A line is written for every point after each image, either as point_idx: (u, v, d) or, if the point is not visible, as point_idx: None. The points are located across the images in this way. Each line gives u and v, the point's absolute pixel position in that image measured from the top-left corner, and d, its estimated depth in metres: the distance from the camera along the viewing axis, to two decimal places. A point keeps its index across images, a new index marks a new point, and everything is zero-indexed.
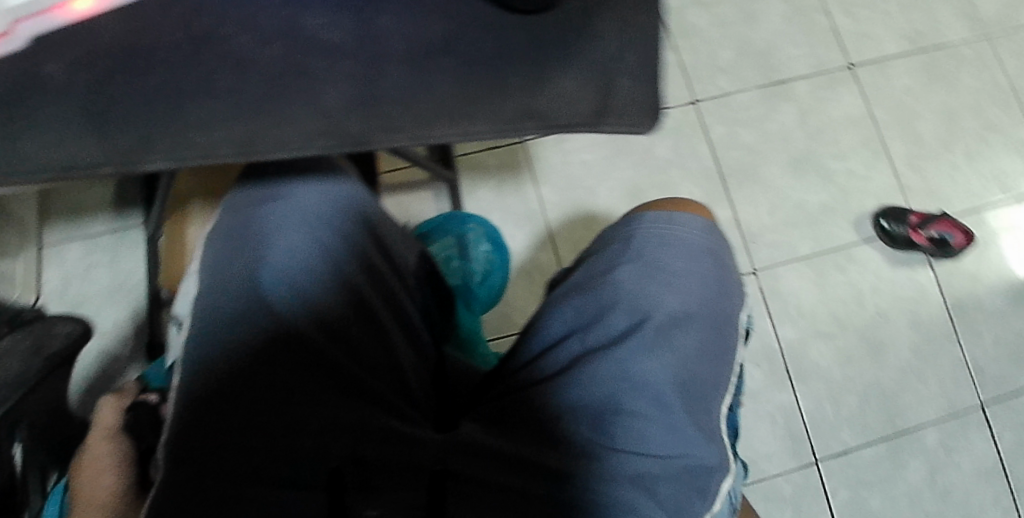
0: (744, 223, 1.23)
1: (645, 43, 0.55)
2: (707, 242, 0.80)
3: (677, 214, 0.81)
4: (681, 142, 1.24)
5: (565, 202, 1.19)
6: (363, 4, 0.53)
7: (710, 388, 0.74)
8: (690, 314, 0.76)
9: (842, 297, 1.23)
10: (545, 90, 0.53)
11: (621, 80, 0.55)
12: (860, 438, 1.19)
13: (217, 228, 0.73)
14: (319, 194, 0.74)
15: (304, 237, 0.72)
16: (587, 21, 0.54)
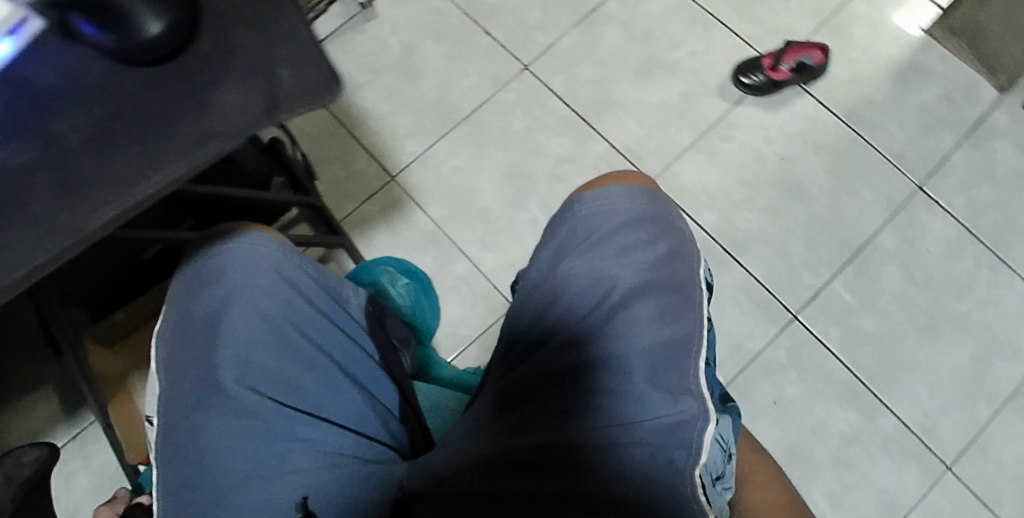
0: (622, 145, 1.26)
1: (292, 24, 0.54)
2: (648, 207, 0.75)
3: (614, 187, 0.76)
4: (531, 106, 1.27)
5: (456, 210, 1.24)
6: (24, 116, 0.52)
7: (676, 345, 0.68)
8: (647, 281, 0.71)
9: (742, 162, 1.25)
10: (217, 108, 0.53)
11: (286, 67, 0.54)
12: (824, 275, 1.20)
13: (170, 316, 0.69)
14: (254, 263, 0.70)
15: (251, 313, 0.68)
16: (224, 29, 0.54)
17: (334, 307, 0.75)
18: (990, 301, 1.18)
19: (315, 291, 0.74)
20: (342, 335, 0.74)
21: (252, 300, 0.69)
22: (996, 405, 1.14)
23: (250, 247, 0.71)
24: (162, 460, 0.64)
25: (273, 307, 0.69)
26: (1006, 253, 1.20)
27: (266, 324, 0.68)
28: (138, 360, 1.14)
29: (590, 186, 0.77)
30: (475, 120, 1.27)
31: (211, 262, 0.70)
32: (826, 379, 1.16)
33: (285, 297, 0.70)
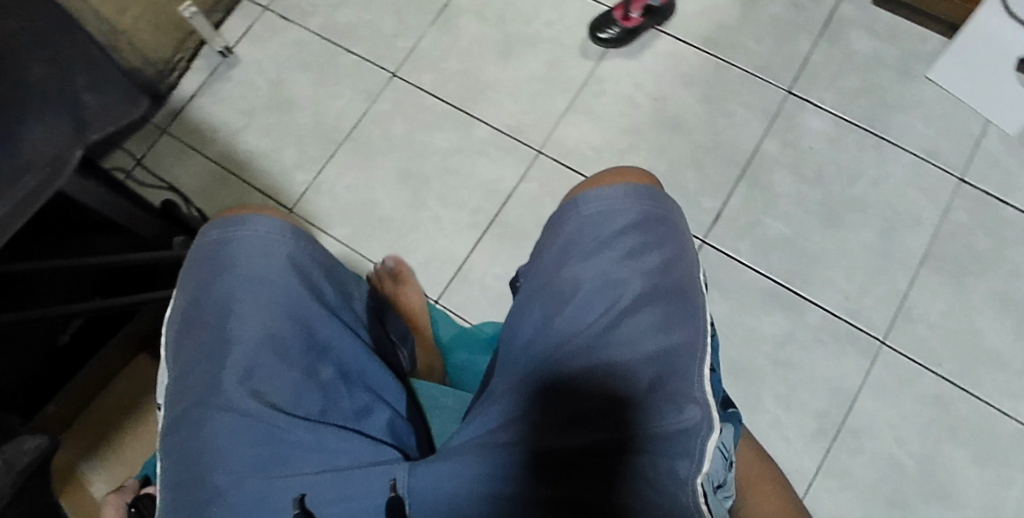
0: (503, 124, 1.29)
1: (79, 50, 0.63)
2: (655, 211, 0.75)
3: (616, 187, 0.76)
4: (407, 110, 1.32)
5: (359, 225, 1.26)
6: None
7: (681, 352, 0.68)
8: (652, 289, 0.72)
9: (619, 111, 1.29)
10: (32, 139, 0.61)
11: (87, 91, 0.64)
12: (721, 195, 1.23)
13: (176, 319, 0.76)
14: (257, 274, 0.76)
15: (253, 329, 0.74)
16: (14, 72, 0.60)
17: (336, 312, 0.80)
18: (881, 178, 1.22)
19: (321, 297, 0.79)
20: (348, 336, 0.79)
21: (251, 316, 0.74)
22: (911, 272, 1.17)
23: (249, 251, 0.77)
24: (167, 455, 0.71)
25: (275, 323, 0.74)
26: (884, 130, 1.25)
27: (267, 330, 0.74)
28: (86, 447, 1.13)
29: (591, 186, 0.78)
30: (358, 135, 1.31)
31: (221, 252, 0.77)
32: (748, 291, 1.19)
33: (287, 302, 0.76)
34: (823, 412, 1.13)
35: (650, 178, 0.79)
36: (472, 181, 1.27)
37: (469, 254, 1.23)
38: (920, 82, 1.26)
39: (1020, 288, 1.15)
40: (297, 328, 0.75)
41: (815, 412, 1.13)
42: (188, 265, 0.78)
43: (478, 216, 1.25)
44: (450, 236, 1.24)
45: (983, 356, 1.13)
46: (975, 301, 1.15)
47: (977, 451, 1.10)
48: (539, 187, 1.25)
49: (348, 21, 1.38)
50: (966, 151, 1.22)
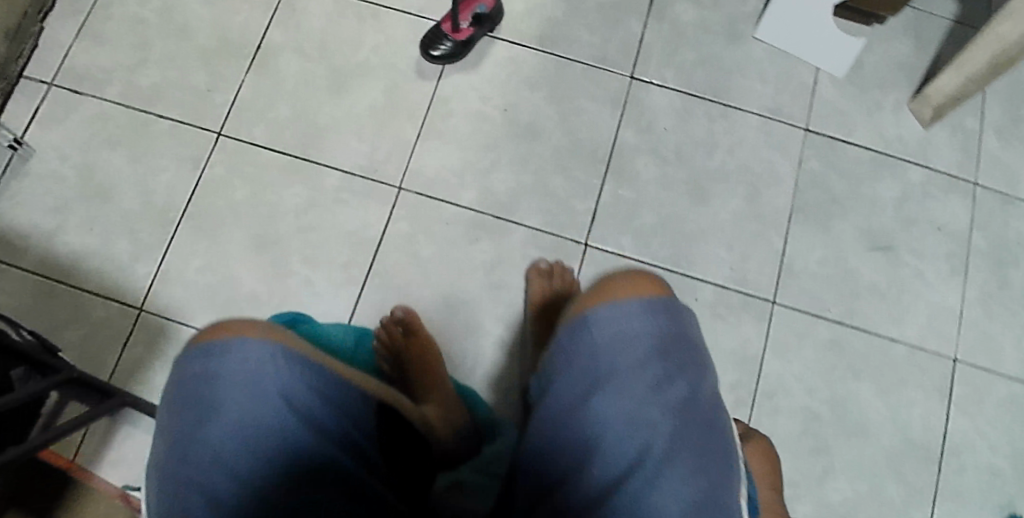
0: (354, 166, 1.21)
1: None
2: (673, 334, 0.70)
3: (632, 301, 0.70)
4: (245, 171, 1.20)
5: (222, 309, 1.14)
6: None
7: (723, 497, 0.64)
8: (682, 425, 0.66)
9: (471, 130, 1.23)
10: None
11: None
12: (594, 193, 1.21)
13: (156, 485, 0.62)
14: (250, 424, 0.63)
15: (252, 493, 0.61)
16: None
17: (340, 453, 0.68)
18: (735, 145, 1.25)
19: (325, 442, 0.67)
20: (354, 489, 0.67)
21: (245, 475, 0.61)
22: (783, 230, 1.21)
23: (239, 399, 0.63)
24: None
25: (275, 478, 0.62)
26: (729, 96, 1.27)
27: (267, 491, 0.61)
28: None
29: (600, 299, 0.71)
30: (194, 208, 1.18)
31: (205, 391, 0.64)
32: None
33: (290, 453, 0.63)
34: (736, 383, 1.15)
35: (663, 282, 0.74)
36: (336, 234, 1.18)
37: (352, 313, 1.14)
38: (750, 43, 1.30)
39: (878, 222, 1.23)
40: (299, 483, 0.63)
41: (728, 384, 1.15)
42: (174, 405, 0.65)
43: (350, 270, 1.16)
44: (326, 298, 1.15)
45: (863, 292, 1.20)
46: (845, 243, 1.21)
47: (877, 382, 1.16)
48: (409, 225, 1.18)
49: (152, 83, 1.24)
50: (804, 102, 1.28)
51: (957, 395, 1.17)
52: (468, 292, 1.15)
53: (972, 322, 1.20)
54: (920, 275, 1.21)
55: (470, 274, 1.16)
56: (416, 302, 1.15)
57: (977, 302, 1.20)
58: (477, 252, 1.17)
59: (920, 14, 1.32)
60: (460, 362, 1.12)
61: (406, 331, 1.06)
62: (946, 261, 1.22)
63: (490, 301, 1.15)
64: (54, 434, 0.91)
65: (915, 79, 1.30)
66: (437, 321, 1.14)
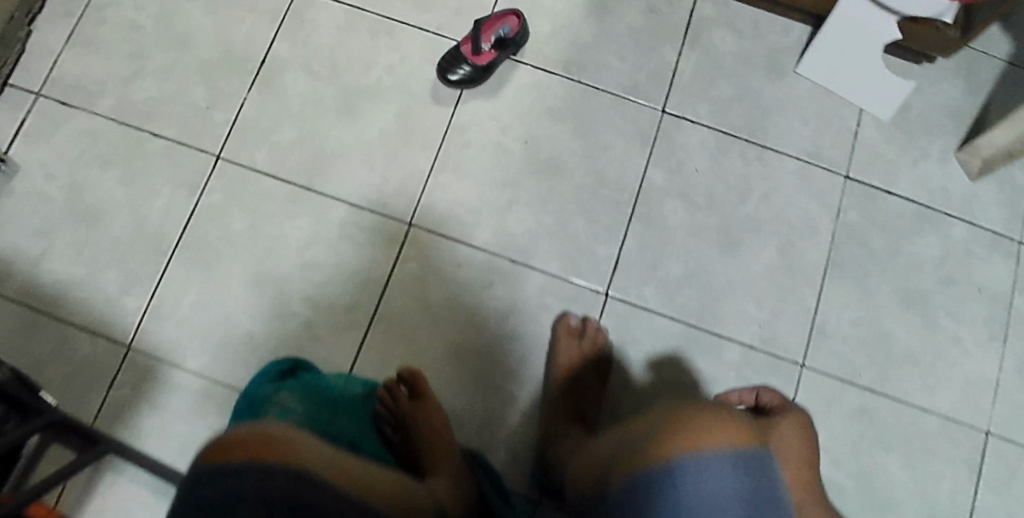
0: (362, 198, 1.12)
1: None
2: (762, 493, 0.66)
3: (718, 454, 0.68)
4: (245, 198, 1.11)
5: (217, 350, 1.07)
6: None
7: None
8: None
9: (489, 163, 1.15)
10: None
11: None
12: (618, 238, 1.13)
13: None
14: None
15: None
16: None
17: None
18: (770, 191, 1.16)
19: None
20: None
21: None
22: (816, 287, 1.14)
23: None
24: None
25: None
26: (766, 138, 1.19)
27: None
28: None
29: (686, 447, 0.68)
30: (189, 238, 1.10)
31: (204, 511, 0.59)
32: (663, 341, 1.10)
33: None
34: None
35: (751, 432, 0.71)
36: (340, 273, 1.10)
37: (353, 362, 1.07)
38: (791, 79, 1.21)
39: (917, 281, 1.16)
40: None
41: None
42: None
43: (355, 313, 1.08)
44: (328, 344, 1.07)
45: (896, 357, 1.13)
46: (880, 303, 1.14)
47: (906, 454, 1.10)
48: (419, 266, 1.10)
49: (148, 98, 1.15)
50: (846, 146, 1.19)
51: (989, 472, 1.10)
52: (479, 343, 1.08)
53: (1007, 394, 1.13)
54: (957, 341, 1.14)
55: (482, 323, 1.09)
56: (424, 353, 1.07)
57: (1016, 372, 1.14)
58: (490, 300, 1.10)
59: (974, 54, 1.23)
60: (466, 420, 1.05)
61: (413, 394, 1.00)
62: (985, 326, 1.15)
63: (501, 354, 1.08)
64: (43, 486, 0.87)
65: (964, 126, 1.21)
66: (445, 374, 1.06)
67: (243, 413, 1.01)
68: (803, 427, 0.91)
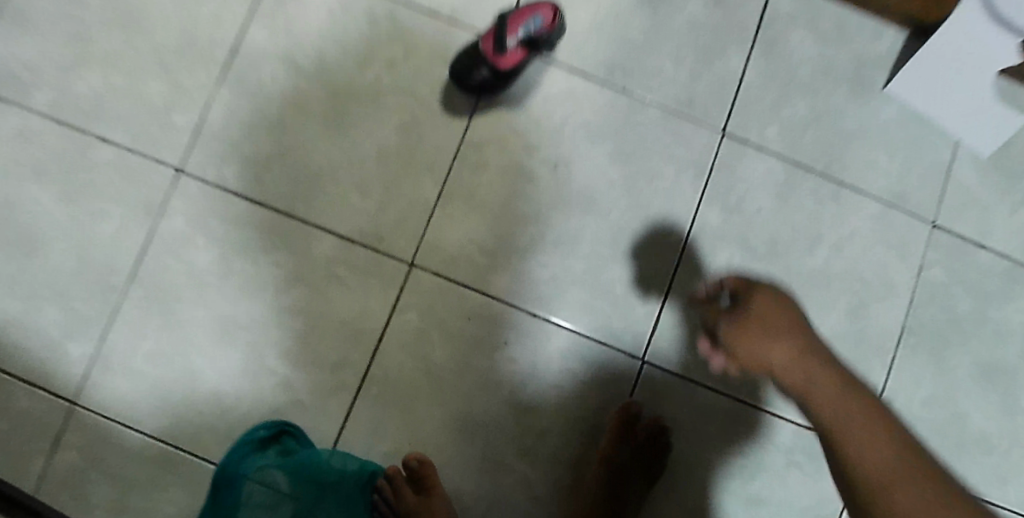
0: (354, 232, 0.94)
1: None
2: None
3: None
4: (212, 225, 0.93)
5: (177, 410, 0.90)
6: None
7: None
8: None
9: (508, 192, 0.96)
10: None
11: None
12: (658, 291, 0.95)
13: None
14: None
15: None
16: None
17: None
18: (844, 240, 0.97)
19: None
20: None
21: None
22: (887, 357, 0.97)
23: None
24: None
25: None
26: (844, 172, 0.98)
27: None
28: None
29: None
30: (145, 272, 0.92)
31: None
32: (705, 417, 0.93)
33: None
34: None
35: None
36: (326, 321, 0.93)
37: (338, 434, 0.91)
38: (880, 98, 1.00)
39: (1002, 355, 0.98)
40: None
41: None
42: None
43: (342, 372, 0.92)
44: (310, 409, 0.91)
45: (969, 444, 0.97)
46: (957, 380, 0.97)
47: None
48: (421, 318, 0.93)
49: (94, 91, 0.93)
50: (936, 187, 0.99)
51: None
52: (488, 414, 0.92)
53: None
54: None
55: (494, 391, 0.92)
56: (423, 422, 0.91)
57: None
58: (504, 362, 0.93)
59: None
60: (466, 508, 0.90)
61: (418, 489, 0.87)
62: None
63: (515, 429, 0.92)
64: None
65: None
66: (446, 448, 0.91)
67: (215, 497, 0.88)
68: (764, 341, 0.72)
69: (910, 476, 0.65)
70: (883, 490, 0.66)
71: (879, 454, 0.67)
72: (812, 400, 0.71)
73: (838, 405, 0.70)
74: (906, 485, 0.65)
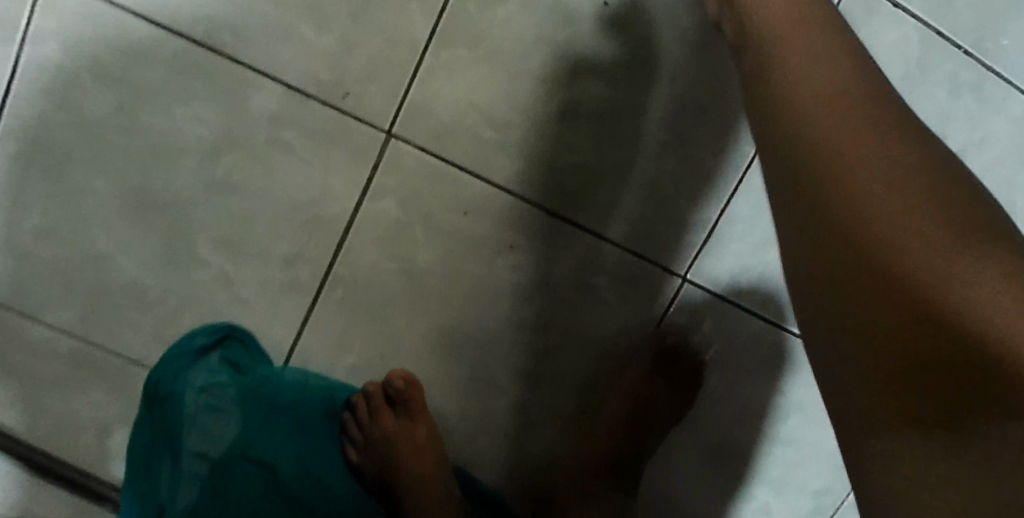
0: (307, 80, 0.67)
1: None
2: None
3: None
4: (100, 54, 0.65)
5: (86, 304, 0.71)
6: None
7: None
8: None
9: (532, 39, 0.67)
10: None
11: None
12: (718, 196, 0.72)
13: None
14: None
15: None
16: None
17: None
18: (979, 147, 0.72)
19: None
20: None
21: None
22: None
23: None
24: None
25: None
26: (998, 54, 0.71)
27: None
28: None
29: None
30: (19, 120, 0.67)
31: None
32: (742, 348, 0.77)
33: None
34: (823, 489, 0.81)
35: None
36: (269, 199, 0.69)
37: (294, 343, 0.73)
38: None
39: None
40: None
41: (813, 491, 0.81)
42: None
43: (296, 269, 0.71)
44: (256, 312, 0.72)
45: None
46: None
47: None
48: (403, 208, 0.70)
49: None
50: None
51: None
52: (483, 331, 0.74)
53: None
54: None
55: (495, 304, 0.74)
56: (401, 336, 0.73)
57: None
58: (508, 269, 0.73)
59: None
60: (449, 432, 0.76)
61: (398, 411, 0.72)
62: None
63: (515, 350, 0.75)
64: None
65: None
66: (427, 365, 0.74)
67: (153, 423, 0.72)
68: None
69: (878, 152, 0.41)
70: (840, 173, 0.41)
71: (870, 147, 0.41)
72: (773, 73, 0.47)
73: (812, 70, 0.45)
74: (891, 165, 0.40)
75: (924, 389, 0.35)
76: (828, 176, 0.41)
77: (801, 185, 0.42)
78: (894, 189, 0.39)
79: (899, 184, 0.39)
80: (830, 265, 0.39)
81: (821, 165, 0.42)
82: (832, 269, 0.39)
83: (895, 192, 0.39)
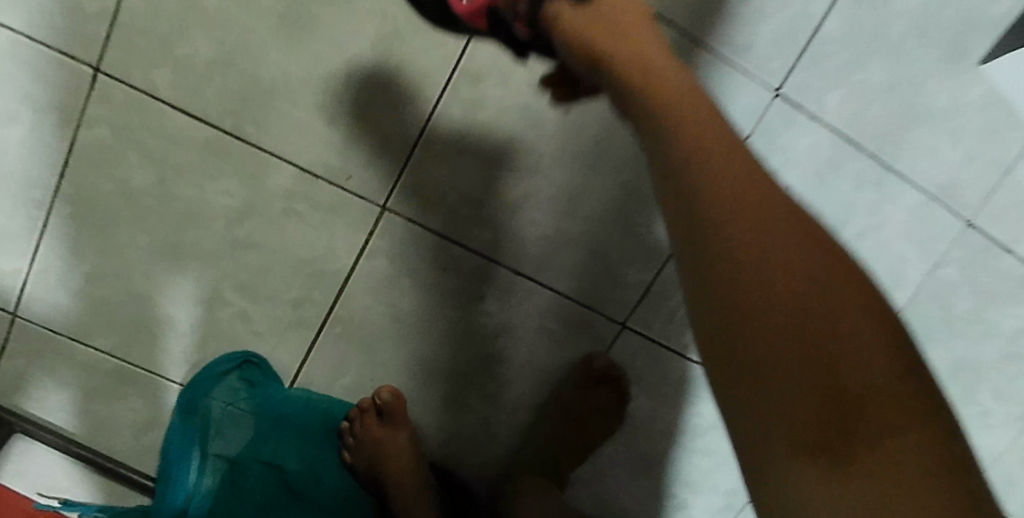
0: (318, 165, 0.80)
1: None
2: None
3: None
4: (142, 138, 0.78)
5: (129, 334, 0.86)
6: None
7: None
8: None
9: (506, 136, 0.81)
10: None
11: None
12: (653, 265, 0.88)
13: None
14: None
15: None
16: None
17: None
18: (871, 228, 0.90)
19: None
20: None
21: None
22: None
23: None
24: None
25: None
26: (895, 157, 0.88)
27: None
28: None
29: None
30: (72, 189, 0.79)
31: None
32: (667, 380, 0.94)
33: None
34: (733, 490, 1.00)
35: None
36: (283, 256, 0.84)
37: (299, 368, 0.89)
38: (963, 78, 0.87)
39: (985, 354, 0.96)
40: None
41: (723, 491, 0.99)
42: None
43: (303, 312, 0.86)
44: (272, 343, 0.88)
45: None
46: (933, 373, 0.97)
47: None
48: (393, 266, 0.85)
49: None
50: (988, 185, 0.91)
51: None
52: (458, 362, 0.90)
53: (1002, 465, 1.02)
54: (991, 419, 0.99)
55: (469, 341, 0.89)
56: (390, 364, 0.90)
57: None
58: (479, 315, 0.88)
59: None
60: (427, 438, 0.94)
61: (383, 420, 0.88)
62: None
63: (483, 375, 0.91)
64: None
65: None
66: (410, 387, 0.91)
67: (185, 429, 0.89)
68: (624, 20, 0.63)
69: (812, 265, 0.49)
70: (780, 256, 0.49)
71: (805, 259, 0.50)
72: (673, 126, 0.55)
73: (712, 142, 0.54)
74: (813, 253, 0.50)
75: (827, 419, 0.46)
76: (771, 257, 0.49)
77: (740, 258, 0.49)
78: (815, 275, 0.49)
79: (816, 268, 0.50)
80: (768, 314, 0.47)
81: (762, 252, 0.49)
82: (771, 315, 0.47)
83: (817, 279, 0.49)
